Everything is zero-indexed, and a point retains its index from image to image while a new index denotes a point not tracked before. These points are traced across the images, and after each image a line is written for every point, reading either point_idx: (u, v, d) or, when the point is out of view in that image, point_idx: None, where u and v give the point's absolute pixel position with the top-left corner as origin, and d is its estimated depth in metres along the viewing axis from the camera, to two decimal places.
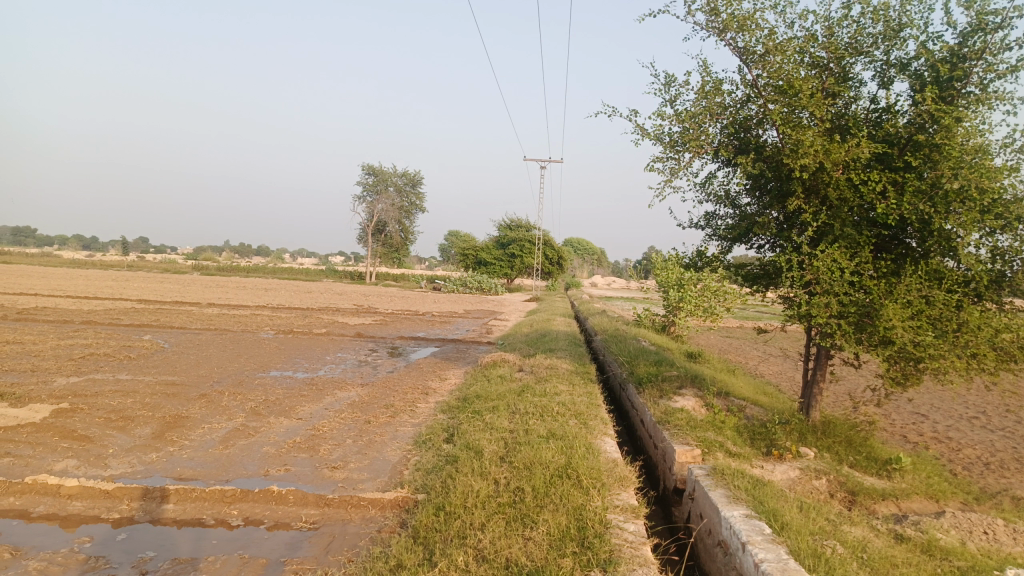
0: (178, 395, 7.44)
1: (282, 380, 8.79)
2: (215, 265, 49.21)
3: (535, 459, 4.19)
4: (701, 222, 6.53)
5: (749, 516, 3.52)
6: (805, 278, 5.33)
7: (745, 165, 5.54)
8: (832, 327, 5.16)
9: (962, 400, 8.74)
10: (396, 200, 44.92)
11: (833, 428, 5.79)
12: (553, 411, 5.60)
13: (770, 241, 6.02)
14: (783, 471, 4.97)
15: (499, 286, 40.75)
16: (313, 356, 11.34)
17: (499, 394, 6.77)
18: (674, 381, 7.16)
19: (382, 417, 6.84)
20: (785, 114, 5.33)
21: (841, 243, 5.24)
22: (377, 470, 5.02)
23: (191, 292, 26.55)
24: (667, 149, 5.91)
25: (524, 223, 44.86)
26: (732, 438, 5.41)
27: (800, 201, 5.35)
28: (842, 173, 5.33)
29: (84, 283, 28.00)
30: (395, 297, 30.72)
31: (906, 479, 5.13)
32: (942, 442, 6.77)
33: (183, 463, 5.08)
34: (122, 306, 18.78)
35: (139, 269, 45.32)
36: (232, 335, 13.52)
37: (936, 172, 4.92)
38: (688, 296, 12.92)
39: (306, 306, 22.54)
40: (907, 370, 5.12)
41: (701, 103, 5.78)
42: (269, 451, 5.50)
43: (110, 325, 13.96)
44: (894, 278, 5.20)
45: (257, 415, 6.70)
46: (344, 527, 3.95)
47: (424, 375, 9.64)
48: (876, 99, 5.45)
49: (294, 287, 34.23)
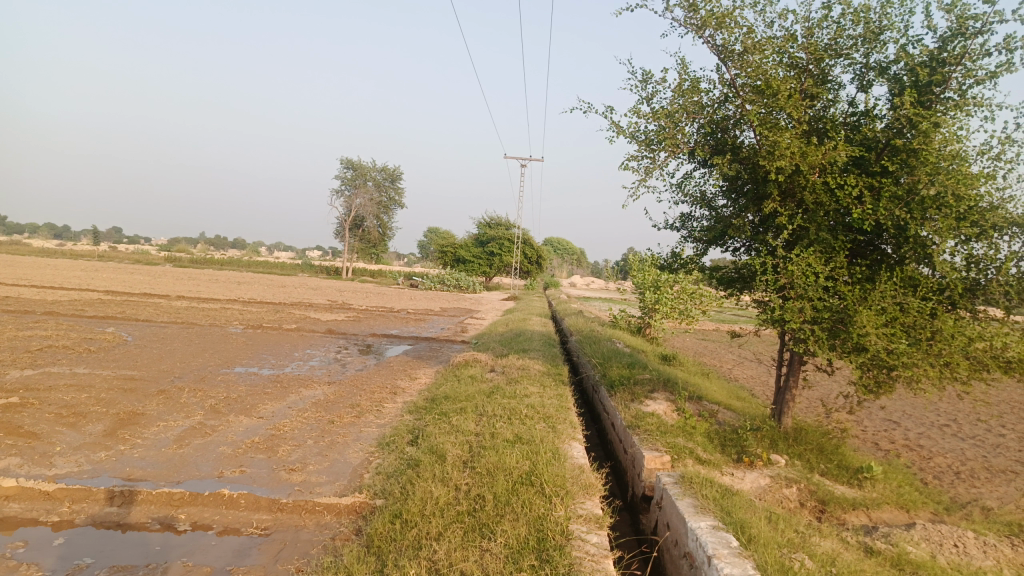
0: (136, 391, 7.19)
1: (246, 376, 8.55)
2: (189, 257, 48.49)
3: (498, 464, 4.05)
4: (676, 224, 6.42)
5: (717, 527, 3.40)
6: (779, 282, 5.24)
7: (721, 166, 5.44)
8: (805, 332, 5.08)
9: (933, 407, 8.76)
10: (374, 195, 44.53)
11: (805, 435, 5.71)
12: (521, 414, 5.46)
13: (745, 244, 5.92)
14: (754, 479, 4.87)
15: (476, 284, 40.57)
16: (281, 352, 11.10)
17: (468, 395, 6.61)
18: (646, 384, 7.05)
19: (347, 417, 6.65)
20: (762, 115, 5.24)
21: (816, 247, 5.16)
22: (337, 473, 4.85)
23: (161, 284, 26.05)
24: (643, 147, 5.78)
25: (503, 222, 44.70)
26: (703, 445, 5.30)
27: (776, 203, 5.26)
28: (819, 176, 5.25)
29: (50, 273, 27.35)
30: (371, 294, 30.43)
31: (877, 488, 5.06)
32: (913, 450, 6.74)
33: (134, 463, 4.86)
34: (88, 297, 18.29)
35: (109, 258, 44.49)
36: (199, 329, 13.20)
37: (913, 178, 4.85)
38: (664, 298, 12.87)
39: (278, 300, 22.17)
40: (881, 378, 5.05)
41: (677, 102, 5.66)
42: (225, 451, 5.29)
43: (73, 317, 13.56)
44: (869, 284, 5.12)
45: (216, 412, 6.47)
46: (296, 534, 3.78)
47: (394, 374, 9.45)
48: (854, 102, 5.37)
49: (268, 281, 33.73)
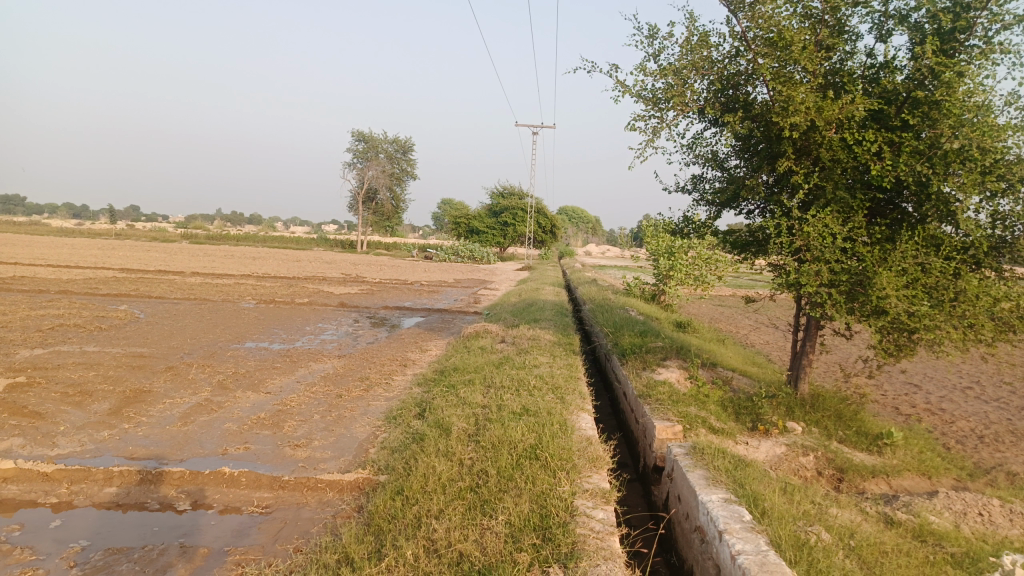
0: (144, 368, 7.15)
1: (256, 351, 8.50)
2: (205, 234, 48.76)
3: (503, 438, 3.93)
4: (688, 186, 6.21)
5: (729, 501, 3.26)
6: (795, 244, 5.04)
7: (732, 124, 5.21)
8: (822, 296, 4.88)
9: (956, 370, 8.54)
10: (386, 167, 44.27)
11: (822, 402, 5.54)
12: (529, 385, 5.33)
13: (759, 206, 5.71)
14: (769, 447, 4.73)
15: (491, 255, 40.44)
16: (292, 326, 11.05)
17: (476, 367, 6.50)
18: (658, 352, 6.89)
19: (356, 390, 6.58)
20: (775, 69, 4.99)
21: (833, 207, 4.94)
22: (341, 448, 4.76)
23: (176, 261, 26.17)
24: (650, 106, 5.55)
25: (516, 192, 44.36)
26: (716, 413, 5.15)
27: (790, 162, 5.03)
28: (836, 132, 5.01)
29: (66, 251, 27.54)
30: (386, 266, 30.44)
31: (897, 455, 4.90)
32: (935, 414, 6.55)
33: (137, 442, 4.81)
34: (103, 275, 18.34)
35: (126, 237, 44.78)
36: (212, 305, 13.19)
37: (935, 131, 4.61)
38: (678, 264, 12.65)
39: (292, 274, 22.16)
40: (901, 342, 4.86)
41: (685, 57, 5.42)
42: (230, 428, 5.23)
43: (86, 295, 13.60)
44: (889, 245, 4.91)
45: (223, 389, 6.41)
46: (297, 513, 3.70)
47: (405, 346, 9.36)
48: (873, 53, 5.10)
49: (282, 256, 33.78)
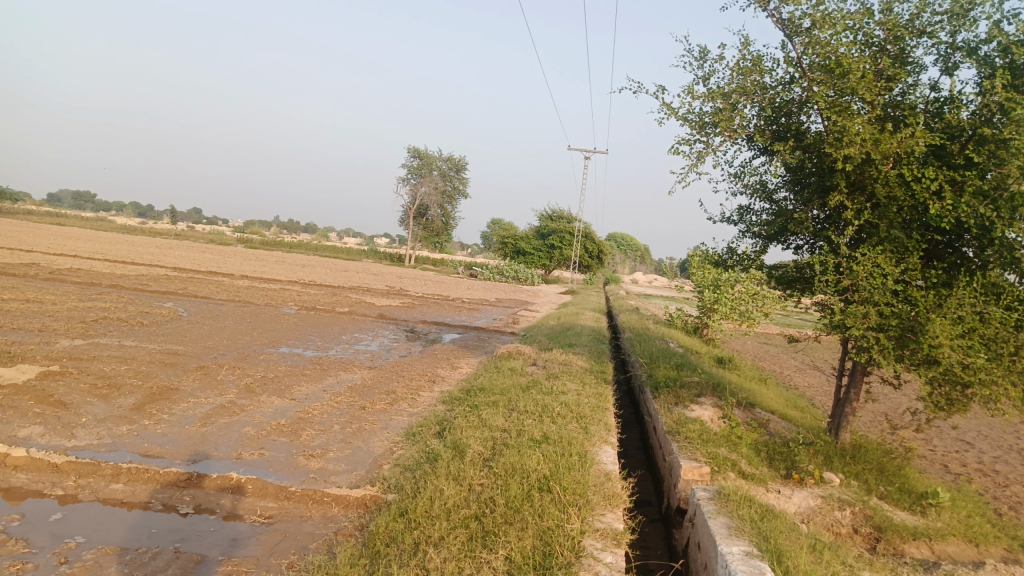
0: (176, 365, 7.21)
1: (288, 357, 8.51)
2: (258, 239, 49.94)
3: (517, 465, 3.76)
4: (734, 217, 5.98)
5: (750, 554, 3.03)
6: (842, 283, 4.78)
7: (782, 153, 4.99)
8: (869, 340, 4.60)
9: (1013, 430, 8.04)
10: (439, 183, 44.71)
11: (864, 453, 5.21)
12: (553, 412, 5.15)
13: (808, 241, 5.45)
14: (802, 499, 4.44)
15: (536, 276, 40.38)
16: (328, 334, 11.08)
17: (503, 388, 6.34)
18: (693, 388, 6.64)
19: (380, 403, 6.48)
20: (830, 97, 4.77)
21: (886, 247, 4.67)
22: (355, 462, 4.64)
23: (228, 263, 26.78)
24: (696, 130, 5.38)
25: (565, 215, 44.28)
26: (748, 457, 4.88)
27: (842, 196, 4.79)
28: (893, 167, 4.75)
29: (125, 247, 28.47)
30: (430, 281, 30.61)
31: (943, 517, 4.55)
32: (987, 475, 6.14)
33: (154, 439, 4.79)
34: (156, 272, 18.82)
35: (184, 236, 46.17)
36: (253, 308, 13.37)
37: (1001, 172, 4.32)
38: (724, 298, 12.31)
39: (337, 283, 22.43)
40: (953, 394, 4.55)
41: (736, 81, 5.24)
42: (248, 432, 5.18)
43: (135, 291, 13.93)
44: (944, 290, 4.62)
45: (249, 392, 6.39)
46: (299, 526, 3.59)
47: (436, 362, 9.27)
48: (937, 87, 4.84)
49: (331, 265, 34.29)
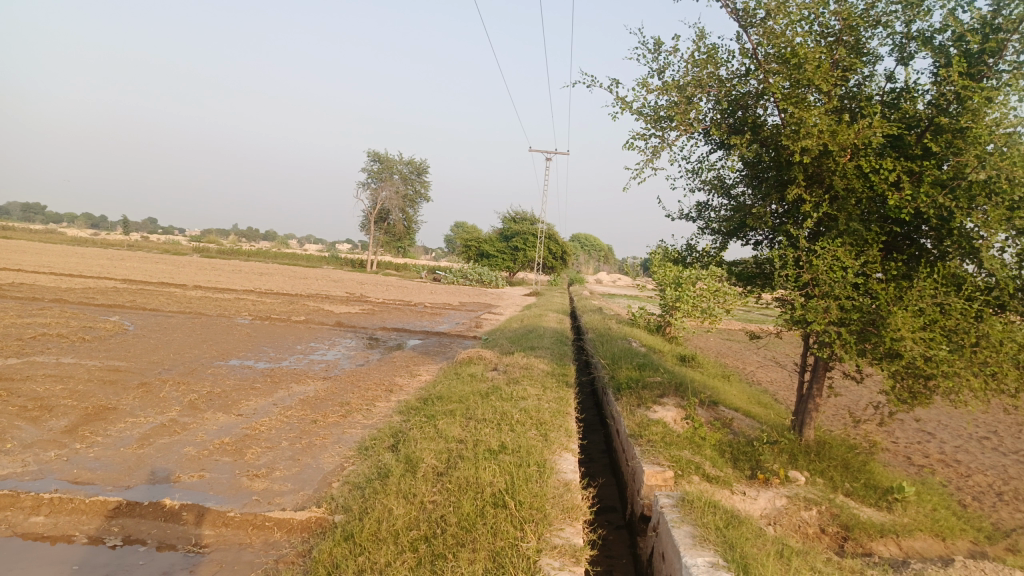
0: (116, 383, 6.84)
1: (239, 370, 8.17)
2: (215, 247, 48.96)
3: (472, 479, 3.56)
4: (692, 213, 5.86)
5: (716, 566, 2.86)
6: (802, 278, 4.67)
7: (739, 147, 4.88)
8: (831, 335, 4.51)
9: (972, 418, 8.10)
10: (400, 188, 44.29)
11: (829, 450, 5.11)
12: (512, 419, 4.96)
13: (767, 236, 5.35)
14: (767, 500, 4.32)
15: (499, 279, 40.18)
16: (282, 344, 10.73)
17: (462, 395, 6.14)
18: (655, 388, 6.51)
19: (333, 416, 6.21)
20: (786, 88, 4.67)
21: (846, 239, 4.58)
22: (303, 481, 4.40)
23: (181, 273, 26.06)
24: (651, 124, 5.25)
25: (528, 217, 44.16)
26: (712, 459, 4.75)
27: (800, 189, 4.69)
28: (850, 159, 4.66)
29: (74, 260, 27.54)
30: (392, 287, 30.19)
31: (909, 513, 4.46)
32: (950, 466, 6.12)
33: (86, 464, 4.48)
34: (105, 285, 18.12)
35: (138, 247, 45.01)
36: (205, 320, 12.92)
37: (959, 161, 4.27)
38: (685, 296, 12.27)
39: (296, 292, 21.95)
40: (915, 387, 4.48)
41: (691, 73, 5.12)
42: (189, 452, 4.89)
43: (81, 305, 13.36)
44: (904, 282, 4.55)
45: (193, 409, 6.07)
46: (237, 555, 3.33)
47: (395, 370, 9.01)
48: (893, 78, 4.77)
49: (290, 273, 33.66)
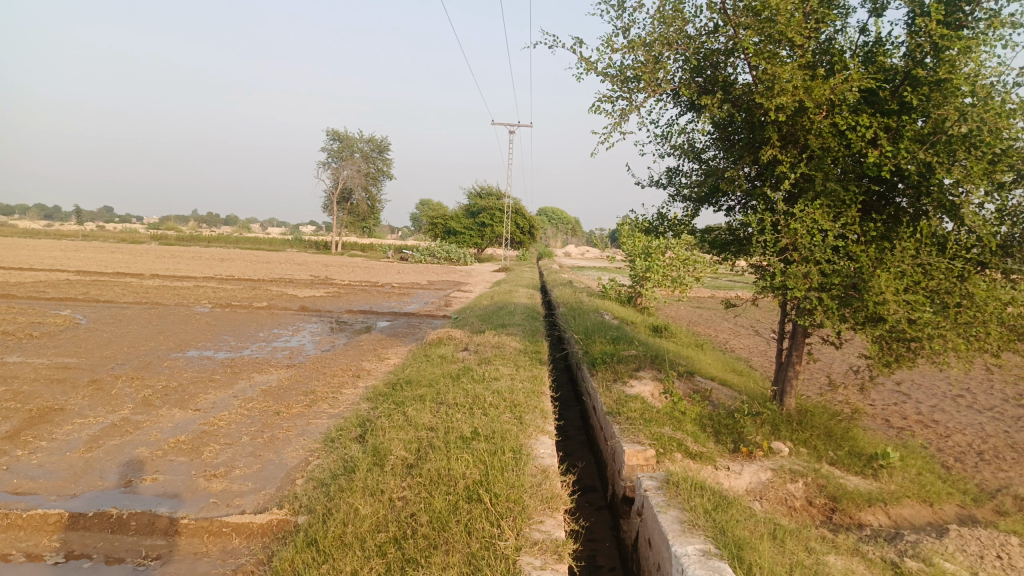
0: (65, 381, 6.44)
1: (197, 361, 7.80)
2: (175, 235, 47.72)
3: (444, 471, 3.33)
4: (662, 180, 5.63)
5: (707, 554, 2.67)
6: (780, 244, 4.48)
7: (710, 107, 4.65)
8: (812, 302, 4.34)
9: (945, 377, 8.09)
10: (362, 167, 43.47)
11: (811, 418, 4.98)
12: (485, 403, 4.73)
13: (741, 201, 5.16)
14: (752, 474, 4.17)
15: (467, 255, 39.85)
16: (244, 333, 10.34)
17: (431, 379, 5.89)
18: (631, 362, 6.32)
19: (297, 406, 5.93)
20: (758, 44, 4.44)
21: (823, 201, 4.39)
22: (265, 479, 4.14)
23: (137, 262, 25.28)
24: (617, 85, 4.99)
25: (493, 192, 43.77)
26: (694, 434, 4.58)
27: (775, 149, 4.48)
28: (826, 116, 4.47)
29: (24, 253, 26.52)
30: (359, 268, 29.74)
31: (895, 479, 4.36)
32: (928, 427, 6.06)
33: (27, 472, 4.14)
34: (57, 277, 17.43)
35: (92, 236, 43.66)
36: (163, 310, 12.45)
37: (938, 114, 4.11)
38: (655, 266, 12.11)
39: (258, 277, 21.39)
40: (899, 350, 4.37)
41: (657, 30, 4.85)
42: (142, 454, 4.58)
43: (30, 299, 12.76)
44: (885, 244, 4.39)
45: (147, 406, 5.73)
46: (192, 566, 3.07)
47: (362, 354, 8.71)
48: (866, 30, 4.57)
49: (252, 258, 32.91)
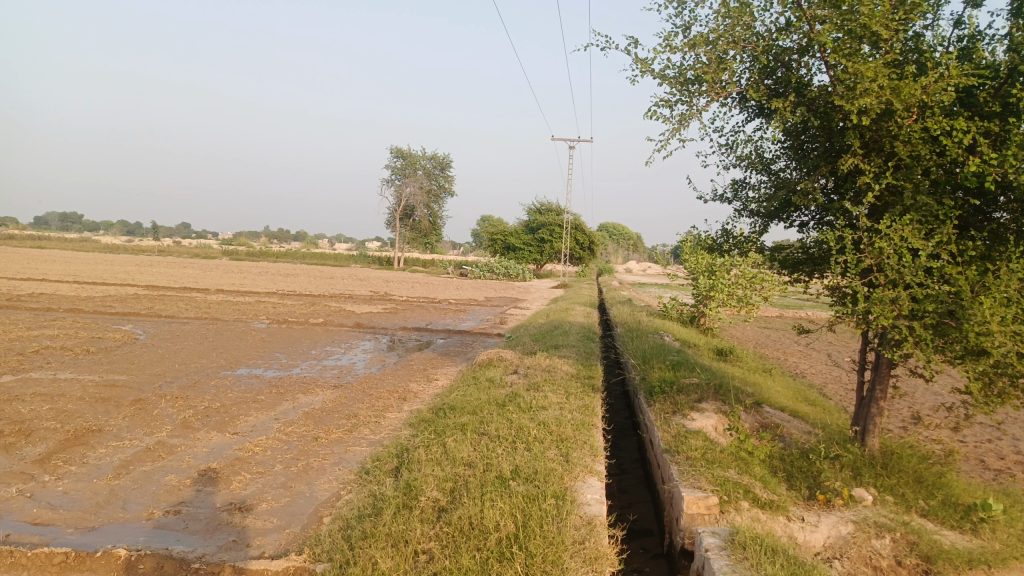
0: (109, 400, 6.36)
1: (244, 380, 7.67)
2: (244, 250, 49.26)
3: (476, 519, 2.97)
4: (727, 193, 5.17)
5: None
6: (862, 264, 3.96)
7: (782, 111, 4.19)
8: (901, 332, 3.81)
9: None
10: (424, 183, 43.84)
11: (897, 461, 4.41)
12: (529, 436, 4.35)
13: (815, 216, 4.66)
14: (830, 527, 3.67)
15: (527, 271, 39.63)
16: (296, 350, 10.24)
17: (476, 405, 5.55)
18: (691, 391, 5.84)
19: (337, 431, 5.67)
20: (838, 38, 3.96)
21: (914, 216, 3.87)
22: (291, 515, 3.87)
23: (206, 277, 25.96)
24: (677, 88, 4.59)
25: (554, 208, 43.44)
26: (763, 477, 4.09)
27: (857, 158, 3.98)
28: (916, 121, 3.95)
29: (100, 268, 27.58)
30: (419, 284, 29.87)
31: (999, 536, 3.75)
32: None
33: (50, 500, 3.98)
34: (125, 292, 17.89)
35: (168, 253, 45.50)
36: (220, 325, 12.51)
37: None
38: (720, 284, 11.50)
39: (319, 292, 21.60)
40: (1003, 387, 3.81)
41: (722, 26, 4.42)
42: (170, 482, 4.37)
43: (95, 314, 13.02)
44: (987, 266, 3.83)
45: (185, 428, 5.56)
46: None
47: (411, 375, 8.45)
48: (962, 22, 4.03)
49: (316, 274, 33.51)
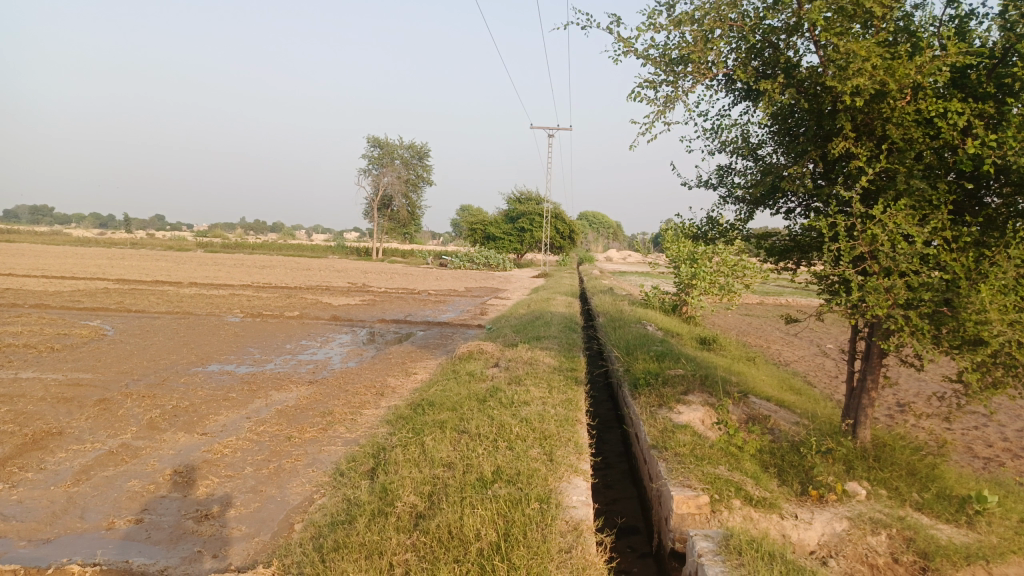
0: (72, 401, 6.08)
1: (215, 377, 7.41)
2: (220, 242, 48.57)
3: (455, 528, 2.79)
4: (712, 179, 5.01)
5: None
6: (856, 252, 3.81)
7: (770, 92, 4.02)
8: (896, 322, 3.67)
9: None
10: (403, 173, 43.42)
11: (890, 454, 4.29)
12: (511, 434, 4.17)
13: (804, 202, 4.51)
14: (824, 525, 3.53)
15: (507, 261, 39.42)
16: (271, 344, 9.97)
17: (455, 401, 5.35)
18: (677, 383, 5.69)
19: (311, 430, 5.45)
20: (828, 16, 3.79)
21: (908, 202, 3.72)
22: (261, 522, 3.66)
23: (180, 270, 25.48)
24: (661, 68, 4.40)
25: (533, 197, 43.22)
26: (754, 473, 3.95)
27: (848, 141, 3.82)
28: (908, 103, 3.79)
29: (70, 261, 26.95)
30: (398, 275, 29.56)
31: (996, 530, 3.63)
32: (1021, 458, 5.29)
33: (2, 511, 3.74)
34: (96, 286, 17.44)
35: (141, 245, 44.68)
36: (193, 320, 12.19)
37: None
38: (702, 272, 11.38)
39: (296, 285, 21.26)
40: (1000, 376, 3.69)
41: (707, 4, 4.23)
42: (133, 488, 4.14)
43: (62, 310, 12.62)
44: (983, 252, 3.69)
45: (152, 430, 5.31)
46: None
47: (389, 369, 8.23)
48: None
49: (293, 265, 33.06)
